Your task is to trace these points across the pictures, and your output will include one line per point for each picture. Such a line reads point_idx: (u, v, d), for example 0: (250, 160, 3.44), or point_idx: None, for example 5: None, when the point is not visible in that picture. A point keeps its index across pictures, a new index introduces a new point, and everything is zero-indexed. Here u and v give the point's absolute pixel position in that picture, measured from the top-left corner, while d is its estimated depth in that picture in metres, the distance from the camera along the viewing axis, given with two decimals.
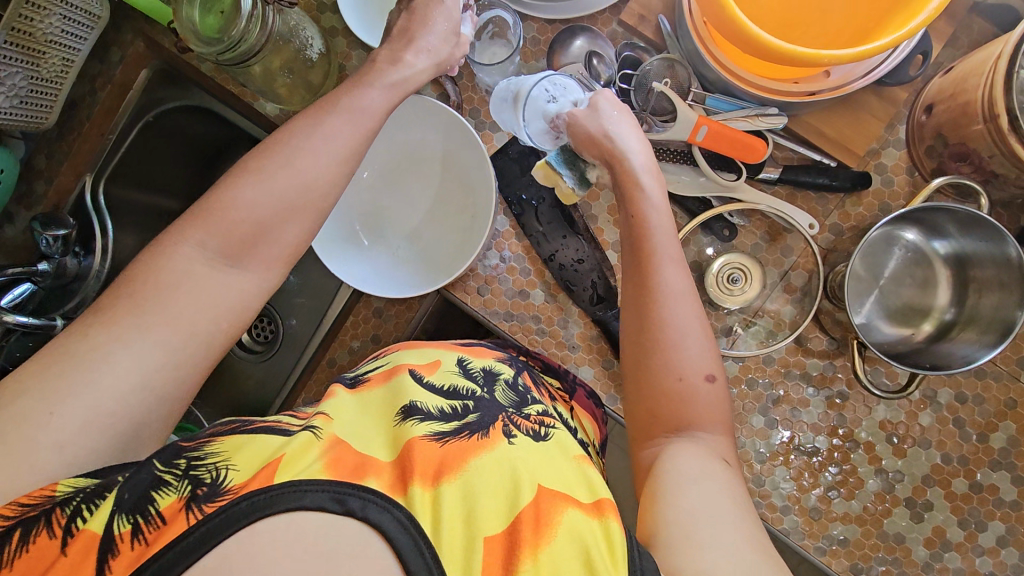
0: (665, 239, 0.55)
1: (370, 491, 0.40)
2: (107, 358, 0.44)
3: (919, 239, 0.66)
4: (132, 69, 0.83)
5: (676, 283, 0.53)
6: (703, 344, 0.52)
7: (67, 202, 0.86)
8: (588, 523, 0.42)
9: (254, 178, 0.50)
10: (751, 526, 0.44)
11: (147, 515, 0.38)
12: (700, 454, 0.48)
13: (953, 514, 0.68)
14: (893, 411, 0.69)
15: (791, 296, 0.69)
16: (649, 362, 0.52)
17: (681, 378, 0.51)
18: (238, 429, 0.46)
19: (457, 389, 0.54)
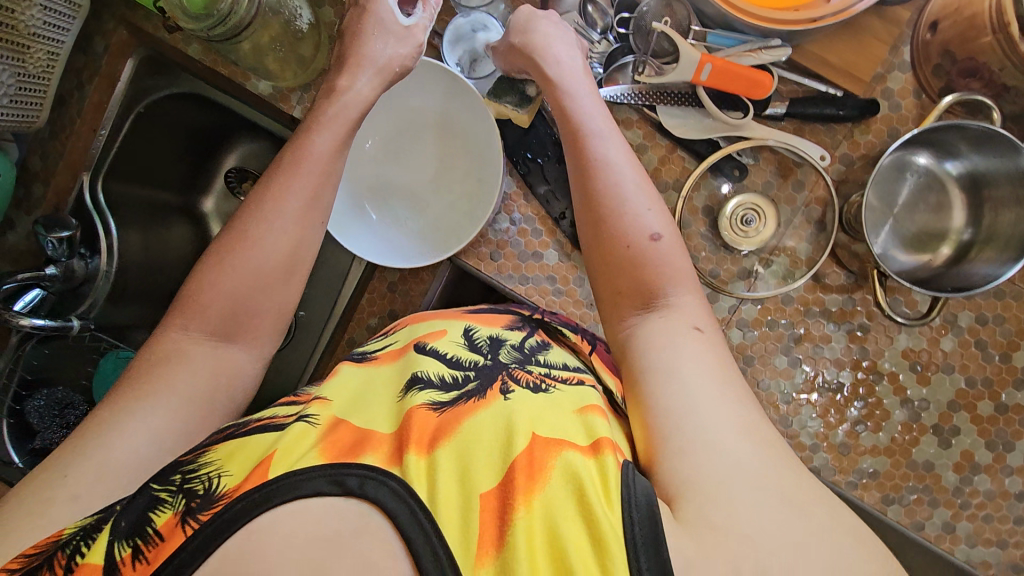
0: (598, 125, 0.58)
1: (367, 467, 0.39)
2: (115, 421, 0.46)
3: (930, 162, 0.65)
4: (117, 60, 0.81)
5: (610, 157, 0.56)
6: (642, 205, 0.54)
7: (68, 204, 0.85)
8: (584, 463, 0.40)
9: (219, 259, 0.52)
10: (721, 380, 0.45)
11: (145, 536, 0.37)
12: (661, 321, 0.50)
13: (980, 436, 0.69)
14: (915, 339, 0.69)
15: (807, 231, 0.69)
16: (602, 248, 0.54)
17: (629, 245, 0.53)
18: (233, 433, 0.45)
19: (460, 358, 0.54)
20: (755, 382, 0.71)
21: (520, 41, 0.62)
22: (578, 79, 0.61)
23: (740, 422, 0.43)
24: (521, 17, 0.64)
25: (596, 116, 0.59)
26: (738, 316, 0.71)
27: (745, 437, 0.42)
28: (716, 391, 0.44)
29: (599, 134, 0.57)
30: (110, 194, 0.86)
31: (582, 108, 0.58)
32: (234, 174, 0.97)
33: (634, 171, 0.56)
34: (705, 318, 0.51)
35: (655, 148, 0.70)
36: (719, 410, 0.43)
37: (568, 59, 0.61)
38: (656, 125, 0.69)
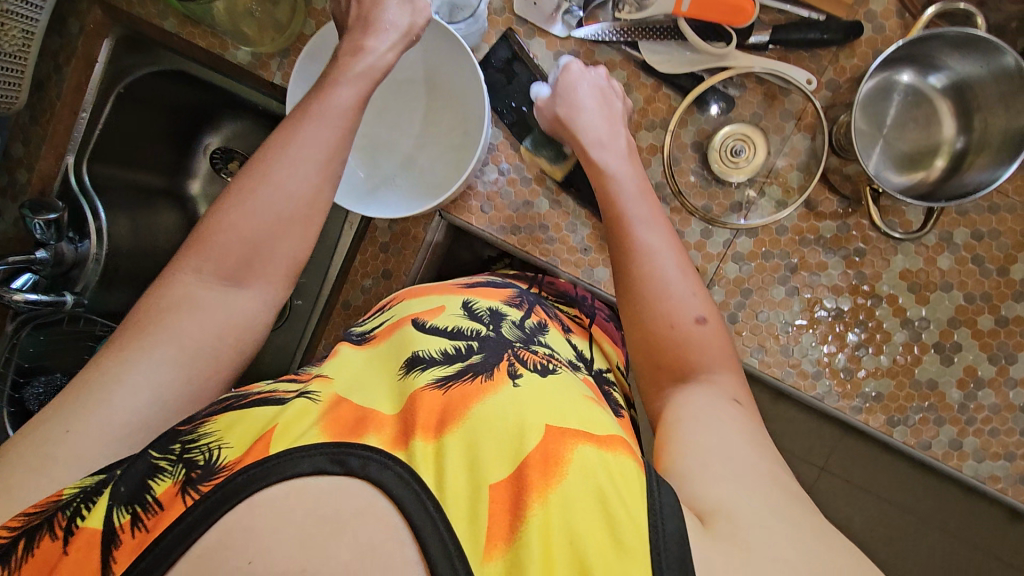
0: (637, 196, 0.61)
1: (370, 449, 0.39)
2: (117, 379, 0.43)
3: (914, 78, 0.65)
4: (93, 40, 0.81)
5: (646, 224, 0.59)
6: (686, 286, 0.56)
7: (52, 187, 0.84)
8: (599, 458, 0.41)
9: (236, 199, 0.50)
10: (755, 443, 0.45)
11: (145, 503, 0.37)
12: (700, 386, 0.51)
13: (981, 351, 0.69)
14: (911, 260, 0.69)
15: (797, 159, 0.69)
16: (642, 326, 0.55)
17: (673, 327, 0.54)
18: (232, 405, 0.45)
19: (461, 329, 0.54)
20: (755, 315, 0.71)
21: (564, 110, 0.66)
22: (620, 155, 0.63)
23: (767, 469, 0.42)
24: (569, 79, 0.67)
25: (634, 184, 0.62)
26: (733, 251, 0.71)
27: (776, 484, 0.41)
28: (749, 445, 0.44)
29: (638, 205, 0.60)
30: (97, 176, 0.86)
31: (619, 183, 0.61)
32: (220, 154, 0.98)
33: (674, 249, 0.58)
34: (740, 390, 0.51)
35: (641, 88, 0.70)
36: (751, 459, 0.43)
37: (614, 132, 0.65)
38: (641, 65, 0.69)
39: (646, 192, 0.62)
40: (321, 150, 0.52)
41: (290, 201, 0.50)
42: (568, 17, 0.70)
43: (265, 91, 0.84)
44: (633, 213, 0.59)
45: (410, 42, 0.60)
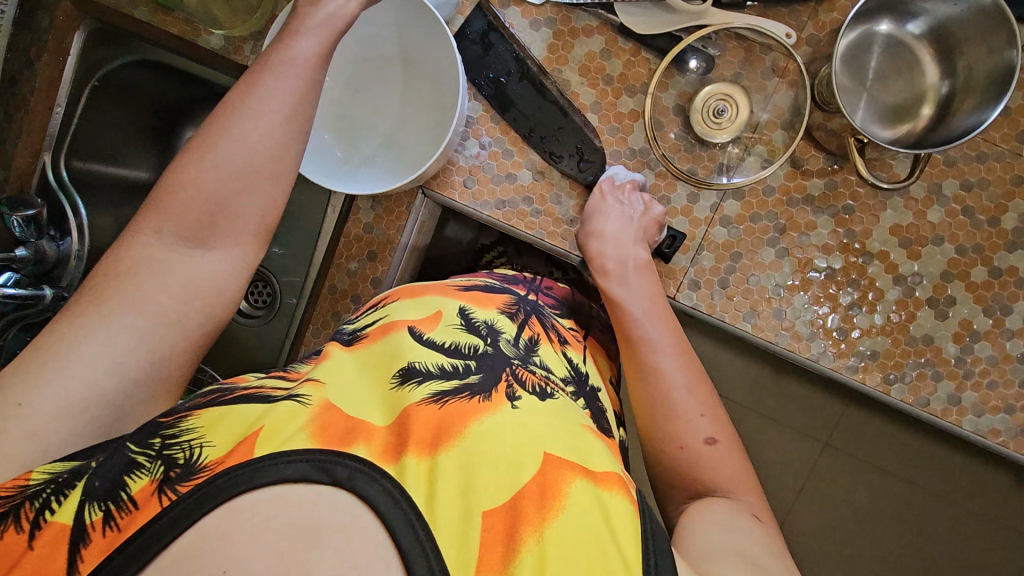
0: (645, 305, 0.60)
1: (358, 459, 0.40)
2: (74, 351, 0.43)
3: (892, 28, 0.64)
4: (64, 33, 0.80)
5: (656, 336, 0.58)
6: (696, 401, 0.54)
7: (32, 184, 0.83)
8: (592, 498, 0.43)
9: (195, 156, 0.47)
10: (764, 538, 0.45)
11: (119, 501, 0.38)
12: (711, 501, 0.49)
13: (976, 304, 0.68)
14: (901, 214, 0.68)
15: (780, 119, 0.68)
16: (655, 443, 0.55)
17: (683, 447, 0.53)
18: (217, 399, 0.46)
19: (459, 345, 0.53)
20: (745, 279, 0.70)
21: (584, 235, 0.67)
22: (630, 269, 0.63)
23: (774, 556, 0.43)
24: (597, 206, 0.67)
25: (643, 293, 0.61)
26: (721, 214, 0.70)
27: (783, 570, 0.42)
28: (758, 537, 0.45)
29: (649, 317, 0.59)
30: (75, 172, 0.85)
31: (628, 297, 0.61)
32: None
33: (684, 357, 0.57)
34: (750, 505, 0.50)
35: (619, 54, 0.69)
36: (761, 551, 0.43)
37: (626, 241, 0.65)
38: (618, 29, 0.68)
39: (657, 300, 0.61)
40: (285, 101, 0.48)
41: (255, 153, 0.47)
42: None
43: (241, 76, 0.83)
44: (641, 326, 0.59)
45: None
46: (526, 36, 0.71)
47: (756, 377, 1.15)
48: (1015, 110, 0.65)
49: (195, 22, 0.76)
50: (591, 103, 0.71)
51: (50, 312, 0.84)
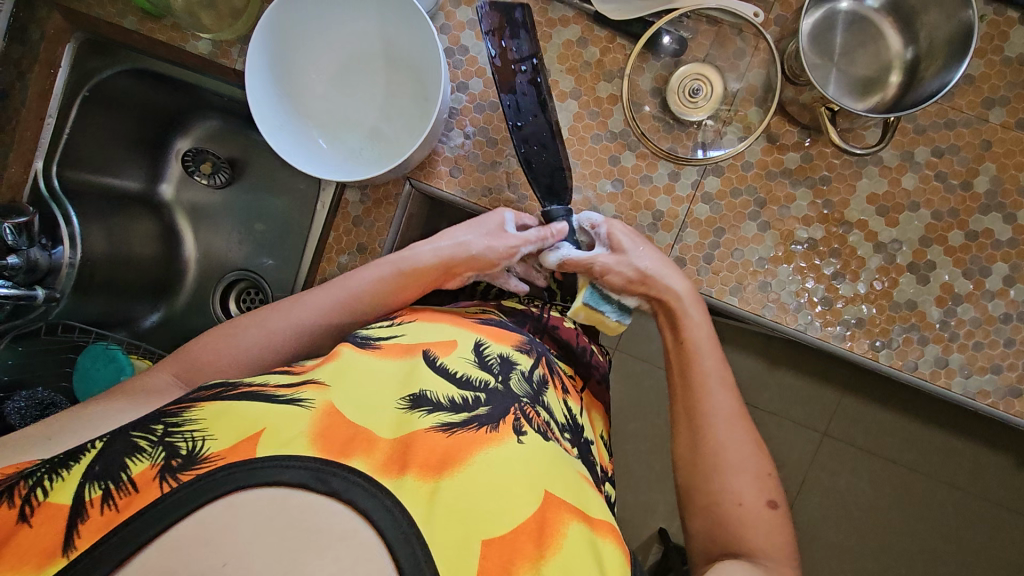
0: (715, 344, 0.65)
1: (355, 473, 0.42)
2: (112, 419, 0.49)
3: (852, 5, 0.67)
4: (55, 45, 0.82)
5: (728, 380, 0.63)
6: (765, 462, 0.58)
7: (23, 194, 0.83)
8: (582, 537, 0.46)
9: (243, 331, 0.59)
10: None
11: (118, 481, 0.39)
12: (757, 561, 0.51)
13: (956, 267, 0.69)
14: (876, 182, 0.70)
15: (754, 97, 0.70)
16: (707, 489, 0.57)
17: (739, 503, 0.55)
18: (221, 394, 0.47)
19: (470, 378, 0.54)
20: (729, 254, 0.72)
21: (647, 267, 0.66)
22: (696, 301, 0.66)
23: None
24: (617, 237, 0.68)
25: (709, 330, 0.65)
26: (702, 191, 0.71)
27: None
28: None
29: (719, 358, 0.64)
30: (67, 181, 0.87)
31: (695, 333, 0.64)
32: (190, 156, 0.99)
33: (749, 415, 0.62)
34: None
35: (596, 41, 0.72)
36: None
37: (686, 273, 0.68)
38: (593, 18, 0.71)
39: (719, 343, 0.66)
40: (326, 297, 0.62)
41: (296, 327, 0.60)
42: None
43: (230, 80, 0.85)
44: (716, 366, 0.63)
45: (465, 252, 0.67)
46: None
47: (753, 369, 1.15)
48: (978, 77, 0.68)
49: (183, 28, 0.78)
50: (571, 90, 0.73)
51: (39, 320, 0.86)
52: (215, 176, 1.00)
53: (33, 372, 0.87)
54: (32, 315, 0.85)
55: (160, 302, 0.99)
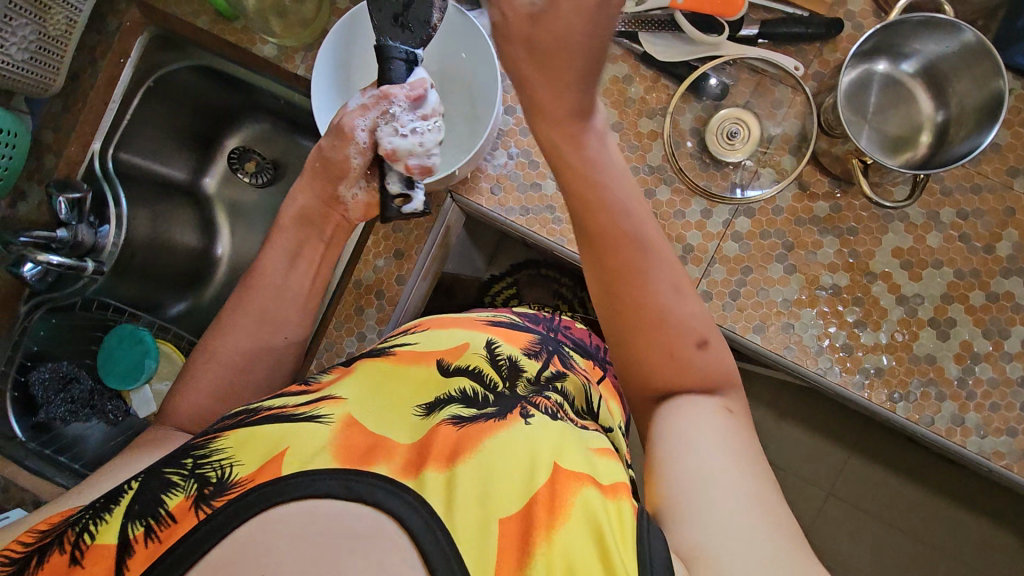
0: (610, 185, 0.54)
1: (379, 476, 0.42)
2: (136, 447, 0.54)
3: (889, 68, 0.71)
4: (129, 37, 0.86)
5: (631, 230, 0.52)
6: (683, 302, 0.52)
7: (78, 173, 0.87)
8: (601, 501, 0.42)
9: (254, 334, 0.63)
10: (744, 451, 0.44)
11: (157, 516, 0.41)
12: (693, 402, 0.49)
13: (976, 326, 0.71)
14: (901, 237, 0.72)
15: (789, 145, 0.74)
16: (635, 346, 0.51)
17: (673, 355, 0.50)
18: (244, 420, 0.49)
19: (481, 373, 0.58)
20: (754, 293, 0.73)
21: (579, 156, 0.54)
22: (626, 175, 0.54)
23: (756, 492, 0.41)
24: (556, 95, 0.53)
25: (603, 165, 0.54)
26: (733, 230, 0.74)
27: (768, 518, 0.39)
28: (734, 463, 0.43)
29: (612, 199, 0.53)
30: (120, 163, 0.90)
31: (611, 200, 0.53)
32: (237, 155, 1.04)
33: (665, 246, 0.53)
34: (743, 415, 0.50)
35: (641, 79, 0.76)
36: (746, 483, 0.41)
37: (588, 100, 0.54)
38: (641, 57, 0.75)
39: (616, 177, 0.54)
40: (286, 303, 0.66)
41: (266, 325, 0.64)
42: None
43: (288, 83, 0.89)
44: (612, 216, 0.53)
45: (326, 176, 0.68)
46: None
47: (761, 416, 1.15)
48: (1005, 147, 0.71)
49: (252, 32, 0.83)
50: (612, 122, 0.76)
51: (77, 296, 0.88)
52: (259, 175, 1.05)
53: (57, 345, 0.90)
54: (70, 289, 0.87)
55: (187, 293, 1.02)
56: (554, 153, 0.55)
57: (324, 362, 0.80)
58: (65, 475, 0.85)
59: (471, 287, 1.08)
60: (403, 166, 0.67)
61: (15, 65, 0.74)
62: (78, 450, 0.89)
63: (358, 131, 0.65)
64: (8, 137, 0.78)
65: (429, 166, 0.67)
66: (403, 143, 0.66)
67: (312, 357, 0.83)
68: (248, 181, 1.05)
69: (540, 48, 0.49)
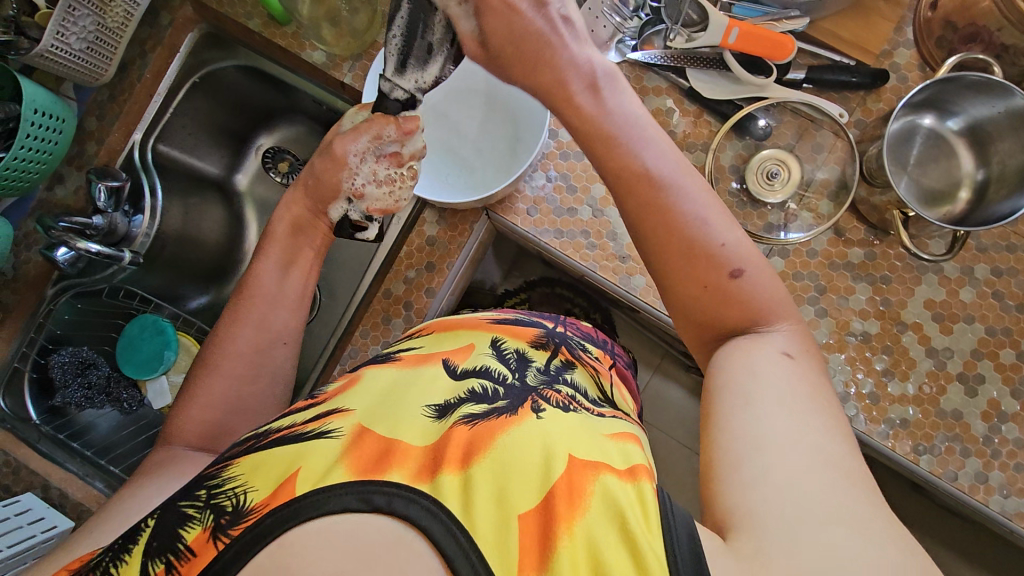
0: (626, 133, 0.52)
1: (394, 485, 0.41)
2: (158, 473, 0.55)
3: (934, 123, 0.72)
4: (179, 33, 0.88)
5: (650, 166, 0.51)
6: (713, 230, 0.49)
7: (118, 161, 0.87)
8: (622, 487, 0.41)
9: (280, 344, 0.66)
10: (811, 403, 0.43)
11: (178, 550, 0.42)
12: (749, 342, 0.47)
13: (1005, 384, 0.71)
14: (935, 289, 0.72)
15: (827, 190, 0.74)
16: (682, 291, 0.49)
17: (708, 286, 0.48)
18: (253, 444, 0.49)
19: (488, 369, 0.57)
20: None
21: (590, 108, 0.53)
22: (640, 127, 0.53)
23: (823, 454, 0.40)
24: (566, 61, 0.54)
25: (619, 116, 0.53)
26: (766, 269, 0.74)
27: (836, 477, 0.39)
28: (798, 420, 0.42)
29: (630, 140, 0.52)
30: (159, 155, 0.91)
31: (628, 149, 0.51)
32: (270, 155, 1.04)
33: (693, 177, 0.51)
34: (812, 359, 0.48)
35: (684, 114, 0.76)
36: (811, 441, 0.40)
37: (584, 52, 0.54)
38: (685, 92, 0.76)
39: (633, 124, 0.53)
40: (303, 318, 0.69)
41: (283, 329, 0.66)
42: (622, 46, 0.77)
43: (331, 89, 0.90)
44: (629, 155, 0.51)
45: (321, 197, 0.71)
46: None
47: None
48: None
49: (302, 37, 0.84)
50: None
51: (104, 283, 0.88)
52: (291, 176, 1.03)
53: (78, 330, 0.90)
54: (99, 275, 0.86)
55: (210, 286, 1.02)
56: (570, 122, 0.54)
57: (346, 369, 0.80)
58: (74, 463, 0.85)
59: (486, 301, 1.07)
60: (367, 207, 0.73)
61: (70, 54, 0.75)
62: (89, 438, 0.89)
63: (349, 156, 0.69)
64: (55, 122, 0.79)
65: (392, 208, 0.73)
66: (374, 189, 0.71)
67: (334, 363, 0.83)
68: (280, 182, 1.04)
69: (523, 41, 0.53)
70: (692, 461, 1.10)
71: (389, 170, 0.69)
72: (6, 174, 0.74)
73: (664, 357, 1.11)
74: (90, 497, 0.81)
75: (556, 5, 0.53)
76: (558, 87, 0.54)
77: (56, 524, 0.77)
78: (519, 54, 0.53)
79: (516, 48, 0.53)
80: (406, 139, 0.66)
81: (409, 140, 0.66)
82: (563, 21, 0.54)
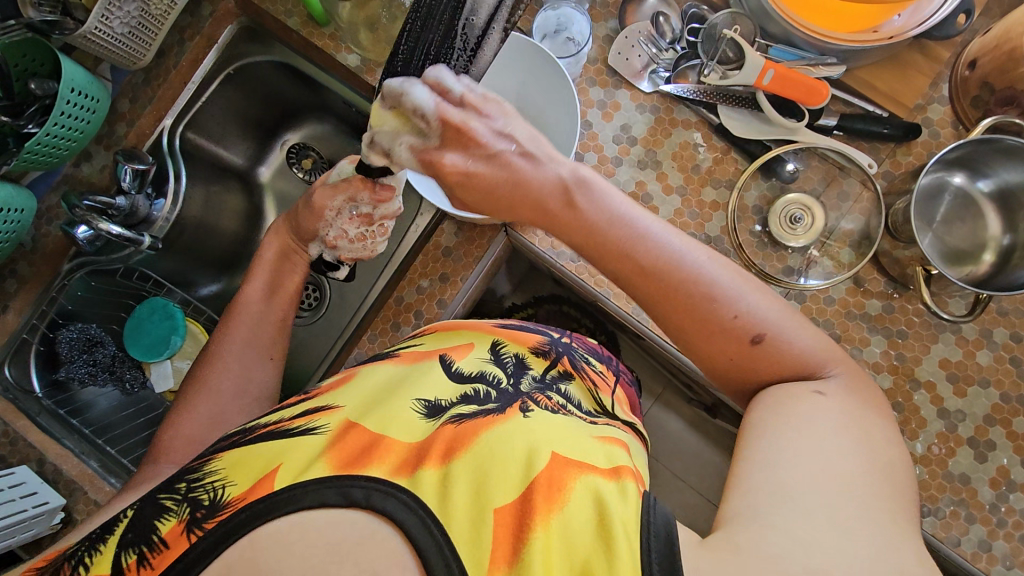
0: (622, 229, 0.51)
1: (374, 480, 0.40)
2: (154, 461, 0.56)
3: (963, 182, 0.71)
4: (220, 25, 0.88)
5: (653, 258, 0.50)
6: (729, 300, 0.48)
7: (145, 144, 0.88)
8: (606, 485, 0.41)
9: None
10: (840, 440, 0.42)
11: (151, 543, 0.41)
12: (779, 396, 0.46)
13: (1015, 453, 0.70)
14: (951, 349, 0.71)
15: (849, 239, 0.74)
16: (725, 350, 0.48)
17: (732, 355, 0.48)
18: (239, 439, 0.48)
19: (483, 374, 0.56)
20: None
21: (575, 185, 0.52)
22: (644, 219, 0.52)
23: (831, 474, 0.39)
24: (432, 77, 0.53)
25: (610, 220, 0.51)
26: None
27: (834, 492, 0.39)
28: (821, 445, 0.41)
29: (622, 241, 0.51)
30: (186, 142, 0.91)
31: (644, 250, 0.50)
32: (295, 150, 1.05)
33: (698, 253, 0.50)
34: (855, 403, 0.45)
35: (711, 149, 0.76)
36: (820, 466, 0.40)
37: (550, 164, 0.53)
38: (715, 128, 0.76)
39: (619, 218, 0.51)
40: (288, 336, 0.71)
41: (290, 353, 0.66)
42: (655, 76, 0.77)
43: (361, 92, 0.90)
44: (626, 256, 0.50)
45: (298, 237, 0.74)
46: (630, 116, 0.78)
47: None
48: None
49: (339, 40, 0.84)
50: (677, 185, 0.76)
51: (118, 263, 0.89)
52: (314, 173, 1.05)
53: (89, 307, 0.90)
54: (117, 255, 0.87)
55: (222, 275, 1.02)
56: (562, 238, 0.54)
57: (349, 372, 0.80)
58: (71, 439, 0.84)
59: (494, 313, 1.07)
60: (339, 254, 0.77)
61: (112, 37, 0.76)
62: (88, 415, 0.88)
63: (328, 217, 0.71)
64: (90, 102, 0.80)
65: (365, 256, 0.78)
66: (347, 243, 0.76)
67: (339, 364, 0.83)
68: (302, 178, 1.05)
69: (492, 185, 0.54)
70: (685, 495, 1.08)
71: (361, 228, 0.74)
72: (38, 148, 0.74)
73: (666, 387, 1.10)
74: (83, 475, 0.81)
75: (495, 122, 0.53)
76: (538, 213, 0.54)
77: (47, 500, 0.77)
78: (488, 194, 0.55)
79: (489, 197, 0.55)
80: (379, 205, 0.72)
81: (382, 204, 0.72)
82: (522, 154, 0.53)
